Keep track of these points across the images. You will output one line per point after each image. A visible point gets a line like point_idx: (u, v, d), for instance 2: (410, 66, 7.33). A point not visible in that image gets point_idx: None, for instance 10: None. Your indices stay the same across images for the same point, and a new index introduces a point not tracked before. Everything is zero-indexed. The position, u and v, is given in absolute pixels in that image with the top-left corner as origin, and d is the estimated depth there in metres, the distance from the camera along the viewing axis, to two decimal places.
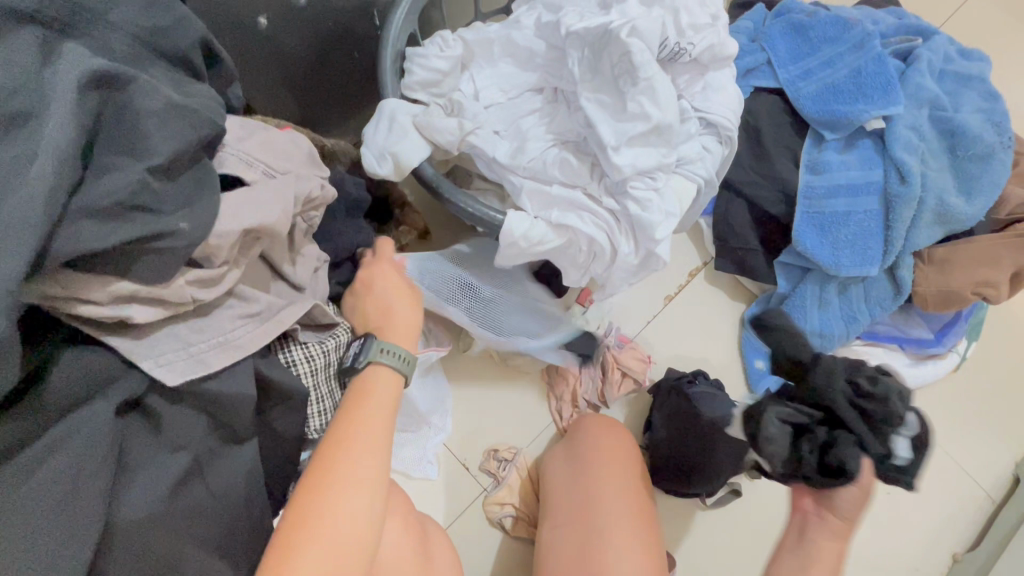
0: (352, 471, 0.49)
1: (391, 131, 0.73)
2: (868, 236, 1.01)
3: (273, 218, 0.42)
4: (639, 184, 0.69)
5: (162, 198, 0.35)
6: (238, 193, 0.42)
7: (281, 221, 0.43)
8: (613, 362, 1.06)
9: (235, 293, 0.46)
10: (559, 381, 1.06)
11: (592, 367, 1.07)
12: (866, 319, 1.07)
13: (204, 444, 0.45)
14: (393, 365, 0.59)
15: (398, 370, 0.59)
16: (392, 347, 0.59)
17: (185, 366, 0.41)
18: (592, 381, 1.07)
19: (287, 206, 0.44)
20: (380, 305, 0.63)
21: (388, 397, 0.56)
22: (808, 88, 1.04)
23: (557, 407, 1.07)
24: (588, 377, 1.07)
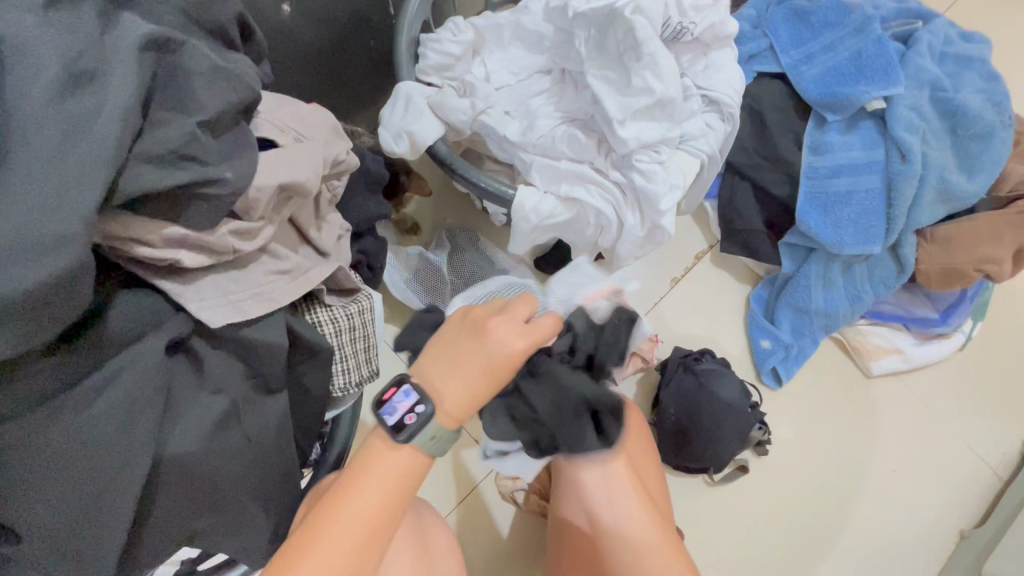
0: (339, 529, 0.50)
1: (407, 112, 0.76)
2: (871, 215, 1.03)
3: (306, 177, 0.46)
4: (644, 157, 0.72)
5: (210, 150, 0.39)
6: (274, 154, 0.45)
7: (312, 180, 0.47)
8: None
9: (269, 251, 0.50)
10: None
11: None
12: (871, 298, 1.10)
13: (242, 389, 0.48)
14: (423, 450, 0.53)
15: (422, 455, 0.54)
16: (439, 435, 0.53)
17: (224, 312, 0.45)
18: None
19: (317, 167, 0.47)
20: (471, 351, 0.54)
21: (390, 474, 0.53)
22: (810, 71, 1.06)
23: None
24: None
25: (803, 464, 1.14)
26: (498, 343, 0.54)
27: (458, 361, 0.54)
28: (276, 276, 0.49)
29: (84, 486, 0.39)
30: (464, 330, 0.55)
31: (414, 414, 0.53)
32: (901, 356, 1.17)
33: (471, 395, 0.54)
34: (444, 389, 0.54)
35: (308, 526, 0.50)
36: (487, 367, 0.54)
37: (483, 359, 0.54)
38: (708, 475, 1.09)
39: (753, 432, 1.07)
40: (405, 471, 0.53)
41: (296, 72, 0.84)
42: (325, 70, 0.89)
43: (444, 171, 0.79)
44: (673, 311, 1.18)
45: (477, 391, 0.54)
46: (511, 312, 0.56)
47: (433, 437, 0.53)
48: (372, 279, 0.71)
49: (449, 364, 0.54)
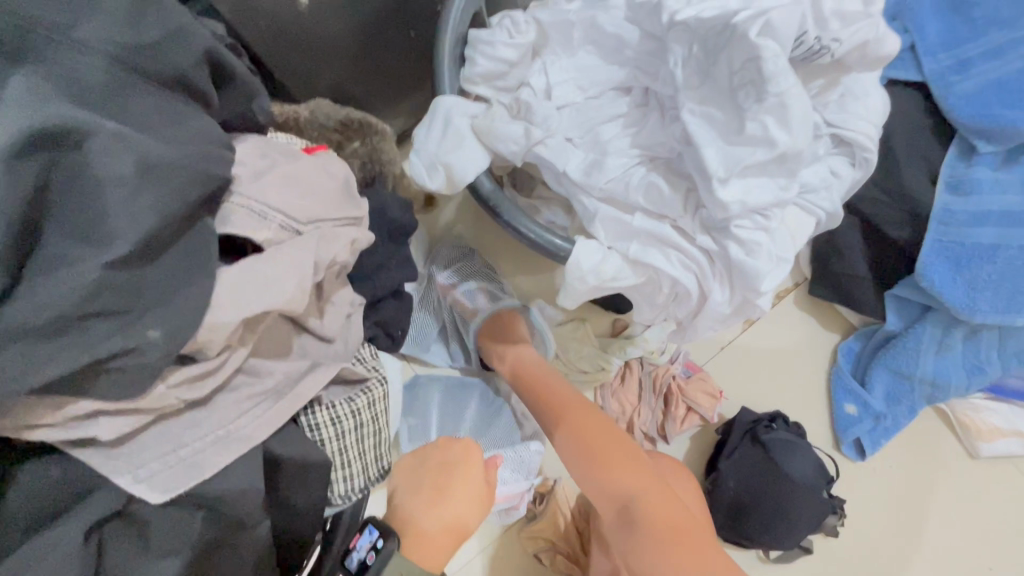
0: None
1: (445, 138, 0.61)
2: (1017, 277, 0.82)
3: (287, 300, 0.33)
4: (746, 223, 0.55)
5: (131, 295, 0.26)
6: (245, 263, 0.32)
7: (298, 301, 0.34)
8: (677, 393, 0.95)
9: (245, 370, 0.38)
10: (616, 410, 0.96)
11: (652, 396, 0.96)
12: (996, 372, 0.90)
13: (201, 545, 0.38)
14: None
15: None
16: (410, 572, 0.57)
17: (171, 476, 0.33)
18: (653, 414, 0.96)
19: (305, 277, 0.34)
20: (441, 476, 0.65)
21: None
22: (963, 84, 0.82)
23: None
24: (648, 410, 0.96)
25: (878, 549, 0.98)
26: (469, 482, 0.66)
27: (440, 495, 0.64)
28: (252, 402, 0.38)
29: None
30: (423, 464, 0.67)
31: (374, 555, 0.53)
32: (1021, 440, 0.97)
33: (454, 527, 0.63)
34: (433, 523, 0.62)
35: None
36: (469, 503, 0.64)
37: (461, 499, 0.64)
38: (763, 553, 0.95)
39: (829, 518, 0.91)
40: None
41: (321, 70, 0.70)
42: (356, 67, 0.73)
43: (486, 210, 0.65)
44: (742, 360, 1.01)
45: (456, 528, 0.63)
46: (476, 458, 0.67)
47: (399, 571, 0.56)
48: (390, 347, 0.59)
49: (427, 505, 0.63)
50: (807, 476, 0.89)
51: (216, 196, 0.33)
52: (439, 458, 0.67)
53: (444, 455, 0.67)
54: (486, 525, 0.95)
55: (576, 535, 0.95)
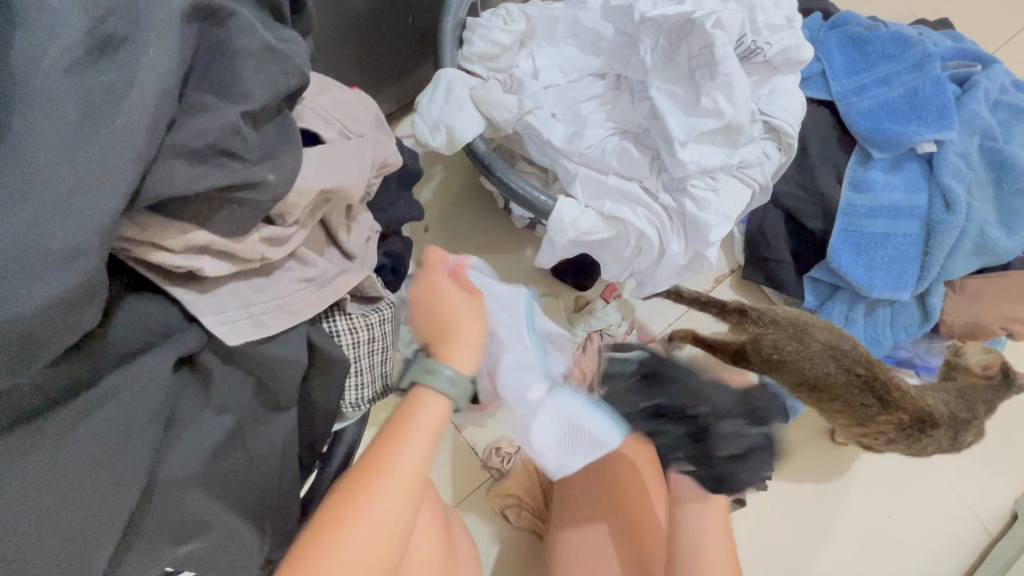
0: (391, 480, 0.48)
1: (447, 103, 0.70)
2: (904, 260, 1.00)
3: (352, 182, 0.40)
4: (699, 183, 0.67)
5: (252, 145, 0.33)
6: (319, 149, 0.40)
7: (356, 186, 0.41)
8: None
9: (296, 256, 0.44)
10: None
11: None
12: (890, 343, 1.06)
13: (249, 409, 0.43)
14: (445, 390, 0.53)
15: (450, 396, 0.53)
16: (439, 367, 0.53)
17: (243, 326, 0.40)
18: None
19: (364, 170, 0.42)
20: (426, 309, 0.58)
21: (430, 427, 0.52)
22: (861, 103, 1.02)
23: None
24: None
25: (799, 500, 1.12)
26: (458, 303, 0.58)
27: (438, 318, 0.58)
28: (304, 284, 0.44)
29: (61, 542, 0.33)
30: (416, 308, 0.59)
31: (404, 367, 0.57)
32: None
33: (467, 343, 0.57)
34: (453, 350, 0.55)
35: (341, 494, 0.48)
36: (465, 308, 0.58)
37: (463, 323, 0.57)
38: None
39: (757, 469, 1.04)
40: (442, 419, 0.52)
41: (333, 58, 0.75)
42: (363, 57, 0.79)
43: (480, 169, 0.74)
44: None
45: (476, 347, 0.57)
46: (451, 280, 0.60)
47: (430, 370, 0.53)
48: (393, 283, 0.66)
49: (438, 336, 0.57)
50: None
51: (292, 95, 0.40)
52: (415, 295, 0.59)
53: (428, 301, 0.58)
54: (456, 486, 1.02)
55: (539, 494, 1.02)
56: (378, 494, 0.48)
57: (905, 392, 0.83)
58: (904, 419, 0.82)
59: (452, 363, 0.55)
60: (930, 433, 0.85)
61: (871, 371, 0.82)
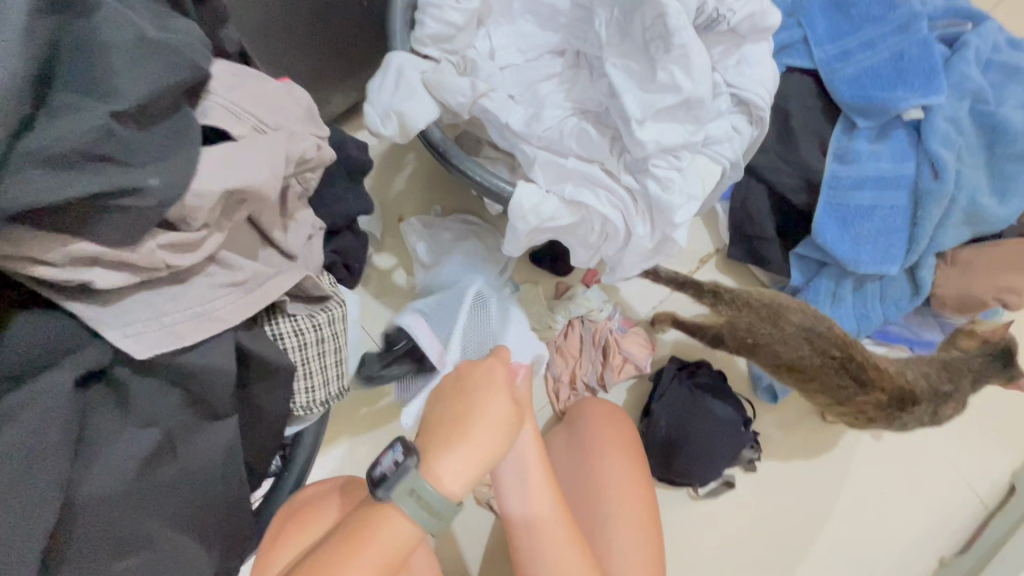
0: (392, 530, 0.52)
1: (397, 89, 0.67)
2: (891, 233, 0.97)
3: (262, 180, 0.37)
4: (662, 162, 0.64)
5: (123, 145, 0.31)
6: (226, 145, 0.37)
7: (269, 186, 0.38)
8: (615, 346, 1.04)
9: (218, 260, 0.42)
10: (560, 362, 1.04)
11: (592, 350, 1.05)
12: (879, 318, 1.03)
13: (175, 422, 0.41)
14: (414, 510, 0.52)
15: (416, 518, 0.53)
16: (424, 492, 0.52)
17: (155, 338, 0.38)
18: (592, 364, 1.04)
19: (276, 167, 0.39)
20: (462, 405, 0.57)
21: (403, 534, 0.53)
22: (845, 69, 0.97)
23: (555, 389, 1.04)
24: (589, 361, 1.04)
25: (790, 480, 1.11)
26: (491, 408, 0.57)
27: (464, 421, 0.56)
28: (227, 289, 0.42)
29: None
30: (448, 397, 0.59)
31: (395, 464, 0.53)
32: None
33: (468, 464, 0.54)
34: (446, 459, 0.54)
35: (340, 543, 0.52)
36: (493, 428, 0.56)
37: (479, 431, 0.55)
38: (692, 490, 1.06)
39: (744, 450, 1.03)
40: (410, 534, 0.53)
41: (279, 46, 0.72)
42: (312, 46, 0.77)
43: (437, 158, 0.71)
44: None
45: (473, 468, 0.55)
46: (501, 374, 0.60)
47: (412, 493, 0.52)
48: (349, 280, 0.64)
49: (446, 434, 0.55)
50: (728, 415, 1.00)
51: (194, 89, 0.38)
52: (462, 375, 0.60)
53: (466, 395, 0.58)
54: None
55: None
56: (376, 540, 0.52)
57: (884, 371, 0.85)
58: (881, 398, 0.85)
59: (438, 483, 0.53)
60: (911, 410, 0.87)
61: (846, 353, 0.83)
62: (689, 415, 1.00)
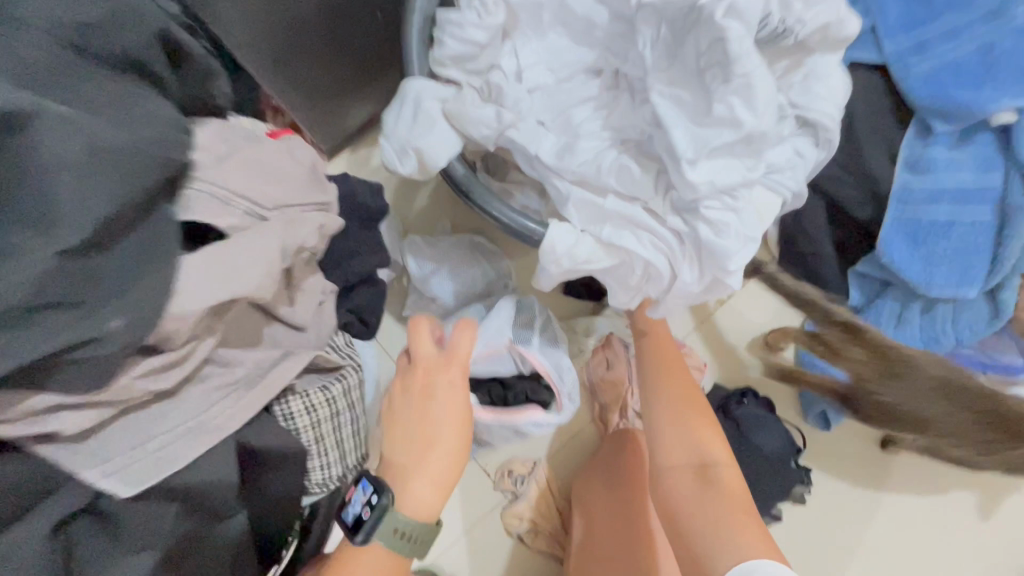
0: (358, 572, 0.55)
1: (415, 122, 0.60)
2: (971, 252, 0.86)
3: (254, 285, 0.39)
4: (714, 203, 0.56)
5: (66, 286, 0.32)
6: (198, 258, 0.38)
7: (263, 286, 0.40)
8: None
9: (214, 359, 0.42)
10: (605, 388, 0.99)
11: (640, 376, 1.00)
12: (951, 344, 0.93)
13: (175, 537, 0.39)
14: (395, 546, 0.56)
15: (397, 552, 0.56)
16: (405, 527, 0.56)
17: (139, 470, 0.37)
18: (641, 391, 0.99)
19: (272, 263, 0.40)
20: (424, 411, 0.60)
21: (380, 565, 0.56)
22: (923, 65, 0.84)
23: (600, 415, 1.00)
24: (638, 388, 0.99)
25: (841, 511, 1.04)
26: (449, 428, 0.60)
27: (433, 430, 0.59)
28: (227, 389, 0.41)
29: None
30: (403, 399, 0.61)
31: (369, 509, 0.55)
32: None
33: (438, 488, 0.59)
34: (419, 484, 0.58)
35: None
36: (457, 446, 0.60)
37: (443, 452, 0.59)
38: None
39: (797, 487, 0.94)
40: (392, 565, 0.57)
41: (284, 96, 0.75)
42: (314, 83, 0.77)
43: (458, 195, 0.64)
44: (716, 337, 1.05)
45: (442, 489, 0.59)
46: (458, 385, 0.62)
47: (393, 530, 0.56)
48: (365, 334, 0.57)
49: (413, 460, 0.58)
50: (777, 449, 0.92)
51: (164, 201, 0.38)
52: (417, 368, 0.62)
53: (416, 399, 0.61)
54: (469, 509, 0.97)
55: (555, 515, 0.97)
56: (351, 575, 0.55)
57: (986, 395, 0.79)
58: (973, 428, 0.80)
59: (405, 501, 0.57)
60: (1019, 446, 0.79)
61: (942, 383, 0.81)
62: (735, 451, 0.92)
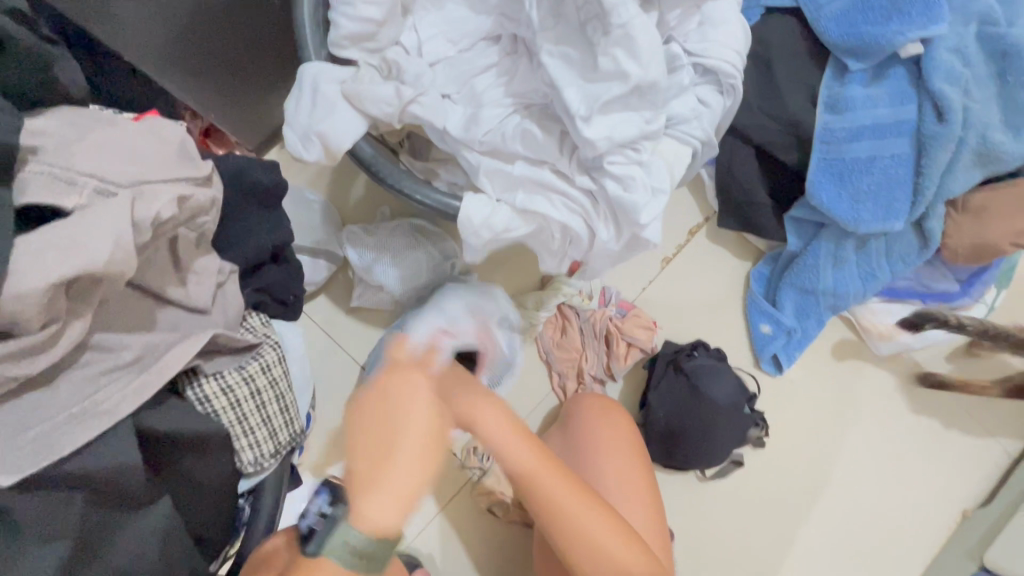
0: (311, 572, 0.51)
1: (315, 107, 0.60)
2: (894, 185, 0.88)
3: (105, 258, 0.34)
4: (619, 158, 0.56)
5: None
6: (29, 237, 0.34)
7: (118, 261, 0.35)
8: (616, 332, 1.00)
9: (95, 345, 0.40)
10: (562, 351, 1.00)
11: (596, 341, 1.01)
12: (887, 276, 0.97)
13: (85, 527, 0.39)
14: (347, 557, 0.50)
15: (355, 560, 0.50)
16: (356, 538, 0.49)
17: (19, 461, 0.35)
18: (598, 357, 1.00)
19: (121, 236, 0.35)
20: (384, 416, 0.52)
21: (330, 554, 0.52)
22: (831, 5, 0.85)
23: (560, 384, 1.01)
24: (594, 354, 1.00)
25: (800, 448, 1.08)
26: (415, 419, 0.51)
27: (386, 440, 0.50)
28: (109, 375, 0.40)
29: None
30: (373, 413, 0.52)
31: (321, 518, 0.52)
32: (915, 334, 1.06)
33: (391, 507, 0.49)
34: (375, 500, 0.49)
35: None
36: (415, 454, 0.50)
37: (408, 449, 0.50)
38: (700, 472, 1.02)
39: (751, 430, 0.98)
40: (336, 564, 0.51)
41: (193, 100, 0.73)
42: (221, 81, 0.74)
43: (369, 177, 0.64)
44: (667, 294, 1.06)
45: (399, 508, 0.49)
46: (422, 387, 0.54)
47: (342, 542, 0.49)
48: (286, 313, 0.60)
49: (365, 469, 0.49)
50: (729, 398, 0.94)
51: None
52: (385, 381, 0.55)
53: (384, 401, 0.53)
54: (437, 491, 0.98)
55: None
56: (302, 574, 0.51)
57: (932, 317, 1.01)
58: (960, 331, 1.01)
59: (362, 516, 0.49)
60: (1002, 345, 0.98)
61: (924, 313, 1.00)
62: (690, 406, 0.94)
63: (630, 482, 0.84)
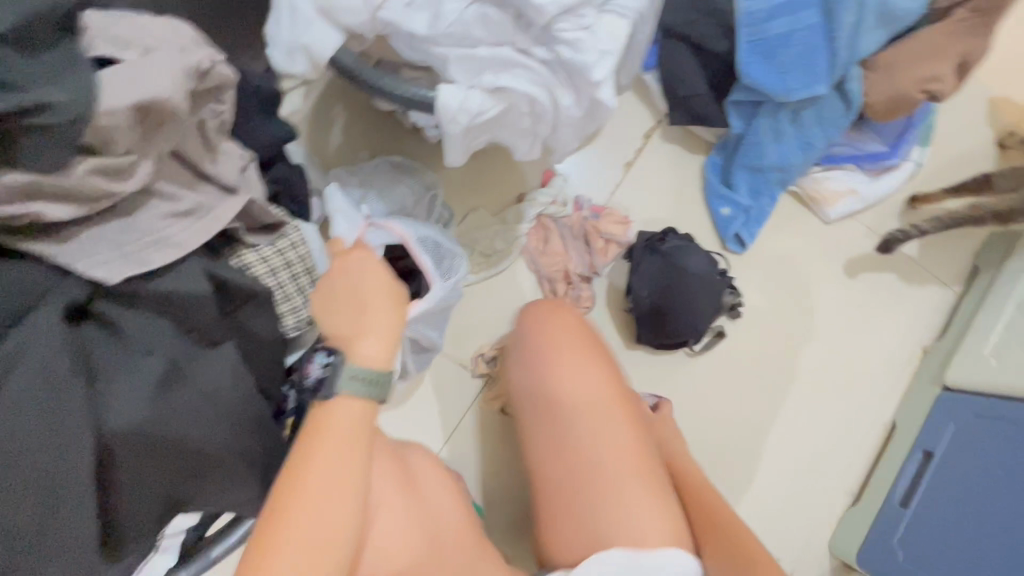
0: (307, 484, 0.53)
1: (295, 24, 0.66)
2: (813, 53, 0.98)
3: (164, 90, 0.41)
4: (567, 23, 0.65)
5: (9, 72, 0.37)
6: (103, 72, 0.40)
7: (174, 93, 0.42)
8: (594, 231, 1.10)
9: (158, 192, 0.47)
10: (548, 257, 1.09)
11: (576, 242, 1.10)
12: (822, 142, 1.09)
13: (179, 343, 0.46)
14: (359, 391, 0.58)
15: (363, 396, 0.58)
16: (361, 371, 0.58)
17: (123, 264, 0.43)
18: (580, 255, 1.10)
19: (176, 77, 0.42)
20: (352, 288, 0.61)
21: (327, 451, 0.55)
22: None
23: (551, 287, 1.10)
24: (576, 253, 1.10)
25: (773, 313, 1.19)
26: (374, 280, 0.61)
27: (358, 298, 0.60)
28: (175, 218, 0.47)
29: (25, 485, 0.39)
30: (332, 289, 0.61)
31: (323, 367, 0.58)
32: (856, 196, 1.19)
33: (384, 344, 0.60)
34: (366, 345, 0.59)
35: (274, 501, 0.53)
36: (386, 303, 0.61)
37: (377, 300, 0.61)
38: (688, 347, 1.12)
39: (725, 296, 1.09)
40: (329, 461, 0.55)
41: None
42: None
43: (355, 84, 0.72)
44: (634, 194, 1.16)
45: (388, 342, 0.61)
46: (374, 263, 0.63)
47: (349, 377, 0.57)
48: (301, 212, 0.67)
49: (352, 325, 0.60)
50: (703, 269, 1.04)
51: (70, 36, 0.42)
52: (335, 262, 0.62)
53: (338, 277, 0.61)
54: (453, 401, 1.05)
55: None
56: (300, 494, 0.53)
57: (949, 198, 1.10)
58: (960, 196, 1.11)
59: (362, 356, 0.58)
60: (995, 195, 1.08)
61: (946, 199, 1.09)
62: (670, 283, 1.04)
63: (592, 403, 0.75)
